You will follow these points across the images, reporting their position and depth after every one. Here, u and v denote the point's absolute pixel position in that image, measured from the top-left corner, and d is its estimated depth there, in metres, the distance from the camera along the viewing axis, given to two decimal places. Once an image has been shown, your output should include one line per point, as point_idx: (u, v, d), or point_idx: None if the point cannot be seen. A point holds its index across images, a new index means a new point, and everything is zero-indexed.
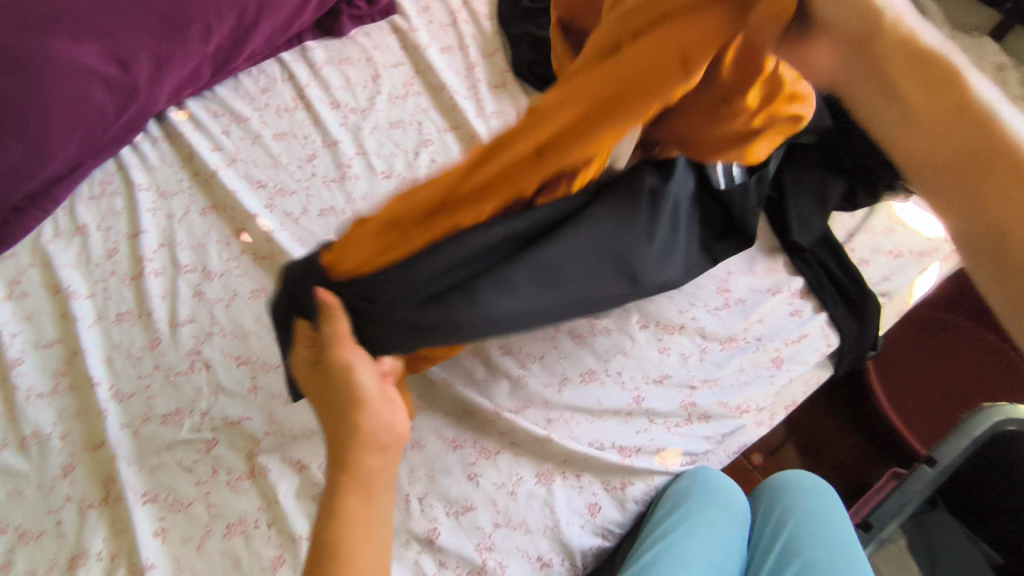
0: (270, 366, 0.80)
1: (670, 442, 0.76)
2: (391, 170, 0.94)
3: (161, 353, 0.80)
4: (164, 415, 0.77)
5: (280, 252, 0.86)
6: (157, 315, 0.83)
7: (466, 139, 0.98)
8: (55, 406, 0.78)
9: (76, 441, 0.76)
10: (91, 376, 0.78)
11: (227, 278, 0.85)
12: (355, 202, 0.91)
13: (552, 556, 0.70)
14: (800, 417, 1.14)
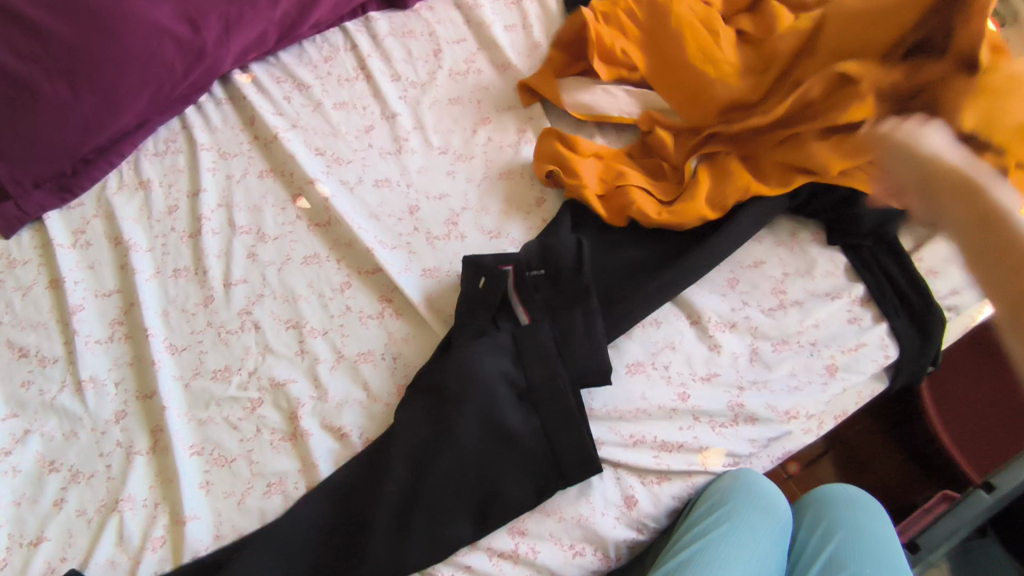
0: (317, 331, 0.81)
1: (713, 442, 0.73)
2: (447, 146, 0.94)
3: (214, 311, 0.82)
4: (214, 370, 0.78)
5: (337, 219, 0.87)
6: (212, 273, 0.84)
7: (524, 118, 0.97)
8: (111, 354, 0.80)
9: (129, 389, 0.78)
10: (146, 327, 0.80)
11: (281, 242, 0.86)
12: (410, 175, 0.91)
13: (584, 545, 0.69)
14: (842, 432, 1.11)
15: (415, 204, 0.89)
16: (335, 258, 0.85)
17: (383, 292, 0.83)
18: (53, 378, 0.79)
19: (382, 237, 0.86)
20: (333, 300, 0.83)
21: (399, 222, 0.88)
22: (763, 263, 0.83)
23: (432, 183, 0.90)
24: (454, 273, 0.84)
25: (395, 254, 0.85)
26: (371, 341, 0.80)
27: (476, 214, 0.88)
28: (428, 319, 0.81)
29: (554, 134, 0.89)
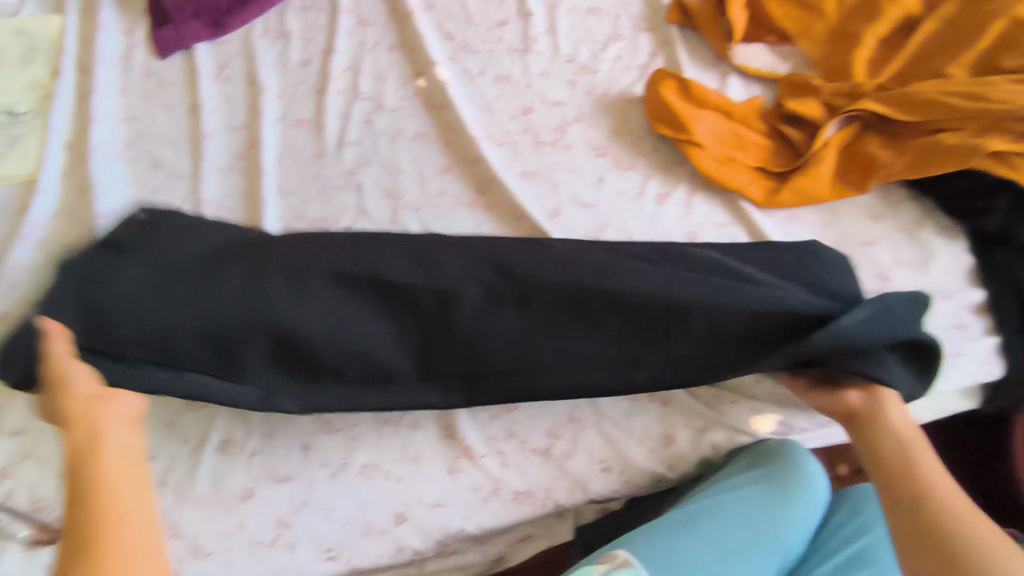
0: (411, 207, 0.83)
1: (768, 408, 0.74)
2: (575, 55, 0.91)
3: (325, 165, 0.86)
4: (314, 219, 0.83)
5: (452, 103, 0.88)
6: (329, 130, 0.88)
7: (659, 42, 0.91)
8: (228, 183, 0.87)
9: (236, 218, 0.85)
10: (263, 166, 0.86)
11: (397, 114, 0.89)
12: (532, 77, 0.90)
13: (613, 464, 0.72)
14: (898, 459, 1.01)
15: (529, 105, 0.89)
16: (443, 141, 0.87)
17: (480, 184, 0.84)
18: (177, 193, 0.87)
19: (491, 132, 0.87)
20: (432, 180, 0.85)
21: (511, 120, 0.88)
22: (873, 244, 0.78)
23: (551, 89, 0.89)
24: (552, 181, 0.84)
25: (500, 150, 0.86)
26: (458, 226, 0.82)
27: (587, 127, 0.87)
28: (517, 219, 0.82)
29: (676, 82, 0.84)
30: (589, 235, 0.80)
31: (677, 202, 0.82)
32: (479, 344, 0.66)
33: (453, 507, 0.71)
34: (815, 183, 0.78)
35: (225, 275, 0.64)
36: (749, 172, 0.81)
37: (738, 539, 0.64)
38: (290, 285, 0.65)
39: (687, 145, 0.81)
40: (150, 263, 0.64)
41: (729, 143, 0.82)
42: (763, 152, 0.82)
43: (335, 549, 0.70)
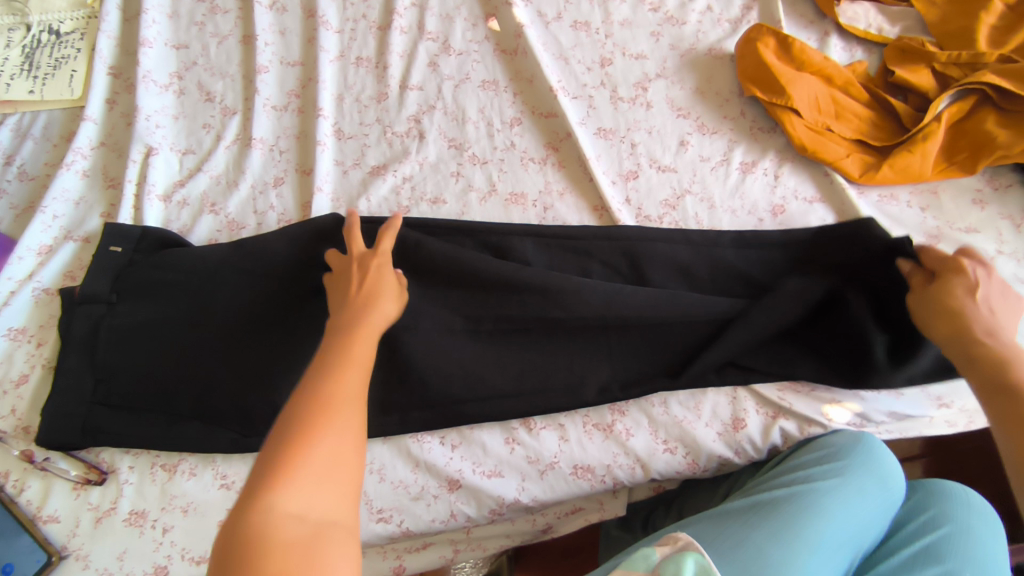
0: (477, 159, 0.78)
1: (847, 397, 0.69)
2: (660, 4, 0.84)
3: (386, 109, 0.81)
4: (373, 167, 0.78)
5: (525, 50, 0.82)
6: (392, 71, 0.82)
7: None
8: (283, 122, 0.82)
9: (291, 160, 0.79)
10: (319, 106, 0.80)
11: (464, 58, 0.83)
12: (612, 25, 0.84)
13: (677, 444, 0.68)
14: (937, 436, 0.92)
15: (608, 57, 0.82)
16: (513, 91, 0.81)
17: (551, 139, 0.79)
18: (229, 128, 0.81)
19: (565, 83, 0.81)
20: (500, 132, 0.79)
21: (587, 71, 0.81)
22: (975, 232, 0.72)
23: (633, 39, 0.83)
24: (629, 141, 0.78)
25: (575, 103, 0.80)
26: (526, 183, 0.77)
27: (669, 84, 0.81)
28: (590, 179, 0.76)
29: (775, 39, 0.77)
30: (666, 203, 0.75)
31: (763, 172, 0.76)
32: (469, 382, 0.69)
33: (510, 478, 0.68)
34: (920, 160, 0.72)
35: (218, 294, 0.71)
36: (846, 144, 0.75)
37: (829, 526, 0.57)
38: (277, 329, 0.70)
39: (782, 110, 0.75)
40: (138, 326, 0.70)
41: (827, 109, 0.75)
42: (862, 123, 0.75)
43: (387, 511, 0.68)
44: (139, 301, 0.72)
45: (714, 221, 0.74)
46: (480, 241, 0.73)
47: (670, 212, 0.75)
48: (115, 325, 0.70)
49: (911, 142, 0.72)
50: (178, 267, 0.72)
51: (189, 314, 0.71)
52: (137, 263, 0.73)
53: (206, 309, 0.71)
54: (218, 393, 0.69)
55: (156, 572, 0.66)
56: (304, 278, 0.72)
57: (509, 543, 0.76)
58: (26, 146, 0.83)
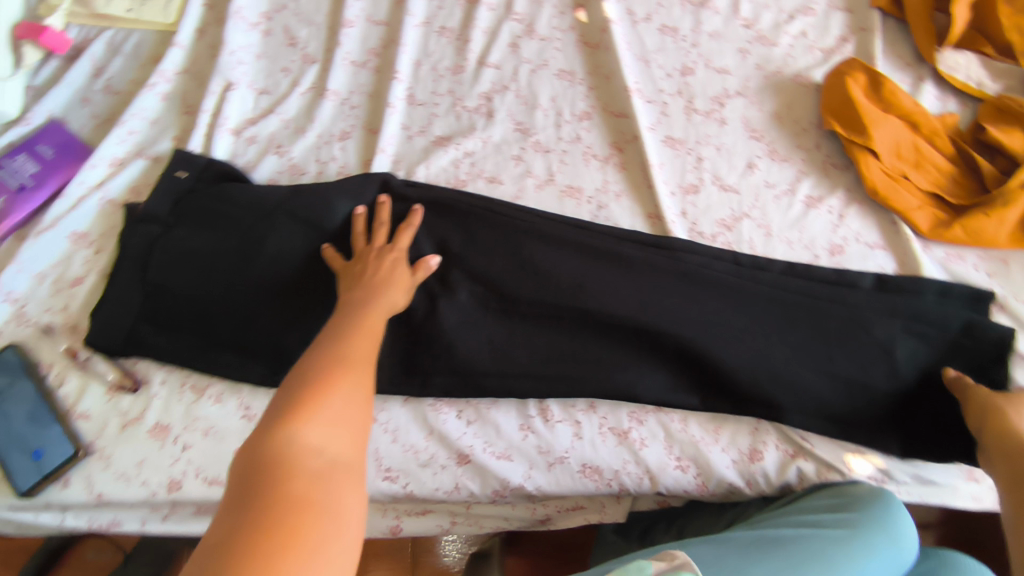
0: (541, 147, 0.78)
1: (874, 451, 0.67)
2: (753, 21, 0.82)
3: (460, 82, 0.81)
4: (438, 136, 0.79)
5: (608, 46, 0.81)
6: (472, 46, 0.83)
7: (853, 27, 0.81)
8: (359, 77, 0.83)
9: (360, 117, 0.81)
10: (397, 69, 0.81)
11: (546, 45, 0.82)
12: (700, 35, 0.82)
13: (690, 464, 0.68)
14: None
15: (691, 66, 0.81)
16: (588, 85, 0.81)
17: (618, 139, 0.78)
18: (306, 76, 0.83)
19: (642, 85, 0.80)
20: (569, 124, 0.79)
21: (667, 77, 0.80)
22: None
23: (719, 53, 0.81)
24: (696, 155, 0.77)
25: (648, 108, 0.79)
26: (585, 179, 0.76)
27: (748, 104, 0.79)
28: (649, 186, 0.76)
29: (866, 76, 0.75)
30: (722, 222, 0.74)
31: (828, 209, 0.74)
32: (488, 352, 0.70)
33: (517, 463, 0.69)
34: (993, 226, 0.69)
35: (267, 238, 0.72)
36: (918, 195, 0.72)
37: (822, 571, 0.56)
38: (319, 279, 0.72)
39: (860, 150, 0.73)
40: (189, 252, 0.73)
41: (905, 156, 0.73)
42: (941, 176, 0.73)
43: (395, 471, 0.70)
44: (194, 229, 0.74)
45: (767, 249, 0.73)
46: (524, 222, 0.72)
47: (724, 233, 0.74)
48: (169, 248, 0.73)
49: (989, 206, 0.69)
50: (235, 205, 0.74)
51: (237, 252, 0.73)
52: (199, 192, 0.75)
53: (254, 251, 0.73)
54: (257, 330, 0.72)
55: (171, 486, 0.70)
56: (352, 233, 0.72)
57: (506, 526, 0.77)
58: (116, 61, 0.86)
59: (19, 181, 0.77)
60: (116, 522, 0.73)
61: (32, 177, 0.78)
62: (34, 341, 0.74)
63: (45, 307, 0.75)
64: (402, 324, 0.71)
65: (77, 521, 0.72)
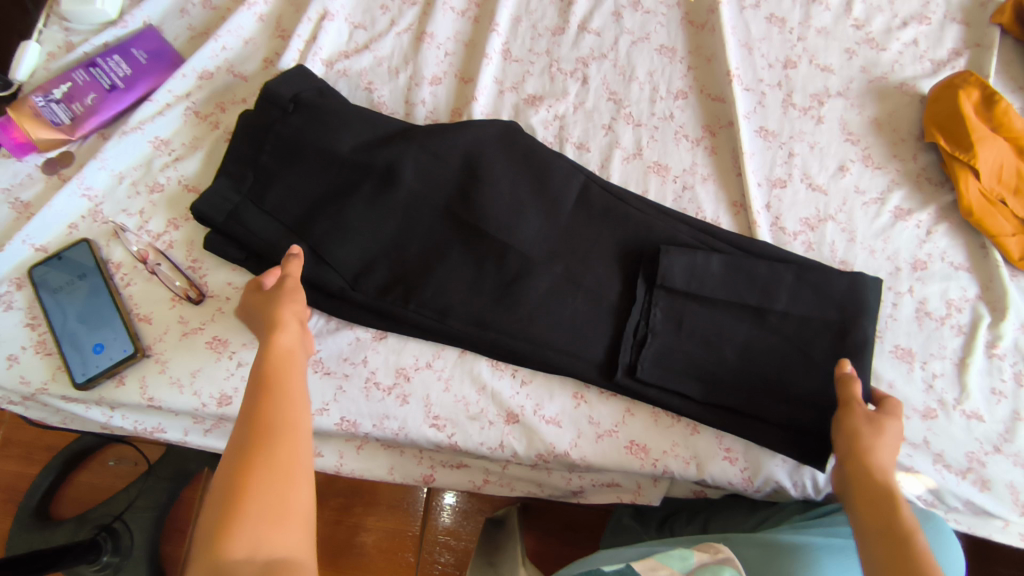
0: (631, 120, 0.77)
1: (927, 471, 0.65)
2: (866, 22, 0.80)
3: (558, 43, 0.80)
4: (530, 95, 0.78)
5: (713, 27, 0.80)
6: (575, 9, 0.81)
7: (968, 42, 0.79)
8: (456, 26, 0.83)
9: (453, 64, 0.80)
10: (496, 22, 0.80)
11: (649, 18, 0.81)
12: (809, 29, 0.80)
13: (739, 456, 0.67)
14: (990, 545, 0.87)
15: (794, 59, 0.79)
16: (687, 64, 0.79)
17: (711, 124, 0.77)
18: (405, 17, 0.83)
19: (742, 71, 0.78)
20: (663, 101, 0.78)
21: (768, 67, 0.79)
22: None
23: (826, 49, 0.79)
24: (788, 149, 0.75)
25: (746, 95, 0.77)
26: (673, 158, 0.75)
27: (848, 106, 0.77)
28: (738, 174, 0.74)
29: (979, 91, 0.72)
30: (806, 221, 0.72)
31: (916, 223, 0.72)
32: (536, 313, 0.68)
33: (565, 430, 0.68)
34: None
35: (346, 142, 0.71)
36: (1015, 222, 0.70)
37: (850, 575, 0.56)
38: (378, 195, 0.70)
39: (961, 167, 0.71)
40: (281, 139, 0.70)
41: (1007, 180, 0.70)
42: None
43: (442, 419, 0.69)
44: (309, 124, 0.71)
45: (849, 254, 0.71)
46: (604, 187, 0.72)
47: (806, 232, 0.72)
48: (284, 135, 0.70)
49: None
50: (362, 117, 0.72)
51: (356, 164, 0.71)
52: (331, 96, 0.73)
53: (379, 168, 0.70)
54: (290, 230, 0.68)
55: (220, 400, 0.70)
56: (435, 166, 0.71)
57: (537, 492, 0.77)
58: None
59: (111, 81, 0.78)
60: (160, 429, 0.73)
61: (123, 79, 0.79)
62: (107, 240, 0.75)
63: (121, 208, 0.76)
64: (432, 264, 0.69)
65: (123, 422, 0.73)
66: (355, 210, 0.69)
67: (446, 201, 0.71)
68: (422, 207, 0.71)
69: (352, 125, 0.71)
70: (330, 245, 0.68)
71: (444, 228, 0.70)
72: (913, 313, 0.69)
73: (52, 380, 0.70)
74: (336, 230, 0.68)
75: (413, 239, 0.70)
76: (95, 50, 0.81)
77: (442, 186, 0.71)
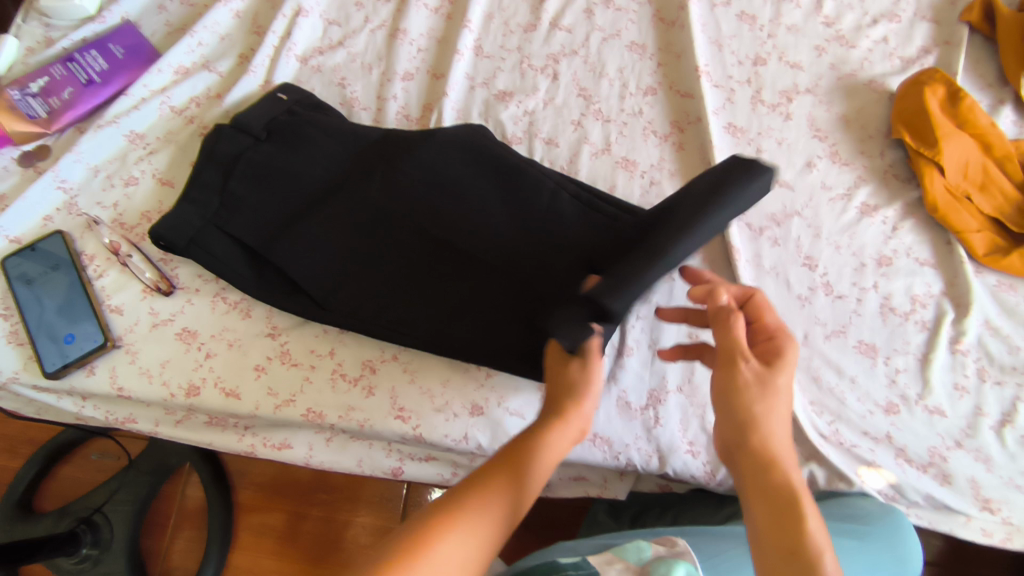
0: (600, 116, 0.77)
1: (887, 465, 0.64)
2: (835, 20, 0.80)
3: (530, 40, 0.81)
4: (501, 90, 0.79)
5: (684, 25, 0.80)
6: (547, 6, 0.82)
7: (938, 39, 0.79)
8: (429, 22, 0.83)
9: (426, 61, 0.81)
10: (468, 19, 0.81)
11: (621, 15, 0.82)
12: (779, 26, 0.81)
13: (701, 449, 0.67)
14: (968, 544, 0.86)
15: (764, 56, 0.79)
16: (658, 61, 0.80)
17: (679, 120, 0.77)
18: (379, 13, 0.83)
19: (711, 68, 0.79)
20: (632, 97, 0.78)
21: (738, 64, 0.79)
22: None
23: (796, 46, 0.80)
24: (756, 145, 0.76)
25: (715, 92, 0.78)
26: (641, 153, 0.76)
27: (816, 103, 0.77)
28: (706, 169, 0.75)
29: (945, 88, 0.73)
30: (772, 217, 0.73)
31: (883, 219, 0.72)
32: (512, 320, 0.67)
33: (529, 423, 0.69)
34: None
35: (319, 162, 0.72)
36: (979, 218, 0.70)
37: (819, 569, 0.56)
38: (349, 210, 0.70)
39: (926, 163, 0.71)
40: (254, 161, 0.71)
41: (972, 176, 0.71)
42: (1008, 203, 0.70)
43: (407, 411, 0.69)
44: (280, 147, 0.72)
45: (814, 250, 0.71)
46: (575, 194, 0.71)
47: (772, 227, 0.72)
48: (255, 160, 0.71)
49: None
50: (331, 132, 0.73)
51: (325, 178, 0.71)
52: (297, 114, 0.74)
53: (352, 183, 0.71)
54: (265, 246, 0.68)
55: (188, 389, 0.70)
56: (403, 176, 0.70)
57: None
58: None
59: (87, 75, 0.79)
60: (131, 419, 0.74)
61: (100, 74, 0.80)
62: (81, 232, 0.76)
63: (95, 200, 0.77)
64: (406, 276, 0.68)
65: (94, 412, 0.73)
66: (326, 225, 0.69)
67: (418, 213, 0.70)
68: (393, 217, 0.70)
69: (324, 146, 0.73)
70: (304, 261, 0.67)
71: (417, 240, 0.69)
72: (877, 309, 0.69)
73: (24, 369, 0.71)
74: (310, 245, 0.68)
75: (386, 249, 0.69)
76: (72, 46, 0.82)
77: (413, 195, 0.70)
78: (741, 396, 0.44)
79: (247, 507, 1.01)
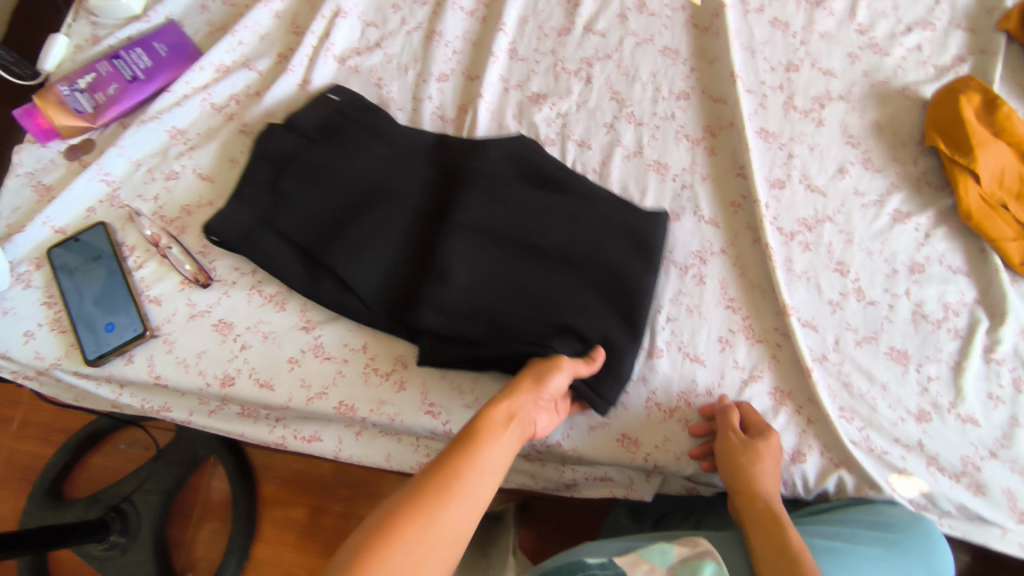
0: (633, 119, 0.78)
1: (919, 474, 0.64)
2: (869, 28, 0.81)
3: (564, 44, 0.82)
4: (535, 93, 0.80)
5: (717, 31, 0.81)
6: (582, 10, 0.83)
7: (973, 48, 0.79)
8: (465, 25, 0.85)
9: (461, 63, 0.83)
10: (503, 22, 0.82)
11: (655, 20, 0.83)
12: (812, 33, 0.81)
13: None
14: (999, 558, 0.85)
15: (797, 62, 0.80)
16: (691, 66, 0.81)
17: (711, 125, 0.78)
18: (415, 16, 0.85)
19: (744, 73, 0.79)
20: (665, 101, 0.79)
21: (771, 70, 0.80)
22: None
23: (830, 53, 0.80)
24: (788, 150, 0.76)
25: (748, 97, 0.78)
26: (673, 156, 0.76)
27: (849, 109, 0.78)
28: (738, 174, 0.75)
29: (981, 97, 0.73)
30: (804, 222, 0.73)
31: (915, 226, 0.72)
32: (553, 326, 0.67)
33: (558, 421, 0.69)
34: None
35: (370, 163, 0.73)
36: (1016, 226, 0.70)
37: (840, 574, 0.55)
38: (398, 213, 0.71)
39: (961, 171, 0.71)
40: (305, 162, 0.72)
41: (1008, 184, 0.71)
42: None
43: (438, 406, 0.70)
44: (330, 149, 0.73)
45: (846, 256, 0.72)
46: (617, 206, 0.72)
47: (804, 232, 0.73)
48: (307, 160, 0.73)
49: None
50: (380, 134, 0.74)
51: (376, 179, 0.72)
52: (348, 115, 0.76)
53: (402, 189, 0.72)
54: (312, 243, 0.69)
55: (223, 380, 0.72)
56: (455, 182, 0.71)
57: (530, 484, 0.78)
58: None
59: (132, 72, 0.81)
60: (166, 408, 0.76)
61: (144, 71, 0.82)
62: (122, 224, 0.77)
63: (136, 193, 0.78)
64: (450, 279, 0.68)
65: (131, 400, 0.75)
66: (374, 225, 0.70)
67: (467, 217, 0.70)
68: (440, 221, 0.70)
69: (374, 149, 0.73)
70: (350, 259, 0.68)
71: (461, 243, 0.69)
72: (909, 315, 0.69)
73: (65, 356, 0.73)
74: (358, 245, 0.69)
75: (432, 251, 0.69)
76: (119, 44, 0.84)
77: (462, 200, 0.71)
78: (737, 452, 0.61)
79: (270, 500, 1.02)
